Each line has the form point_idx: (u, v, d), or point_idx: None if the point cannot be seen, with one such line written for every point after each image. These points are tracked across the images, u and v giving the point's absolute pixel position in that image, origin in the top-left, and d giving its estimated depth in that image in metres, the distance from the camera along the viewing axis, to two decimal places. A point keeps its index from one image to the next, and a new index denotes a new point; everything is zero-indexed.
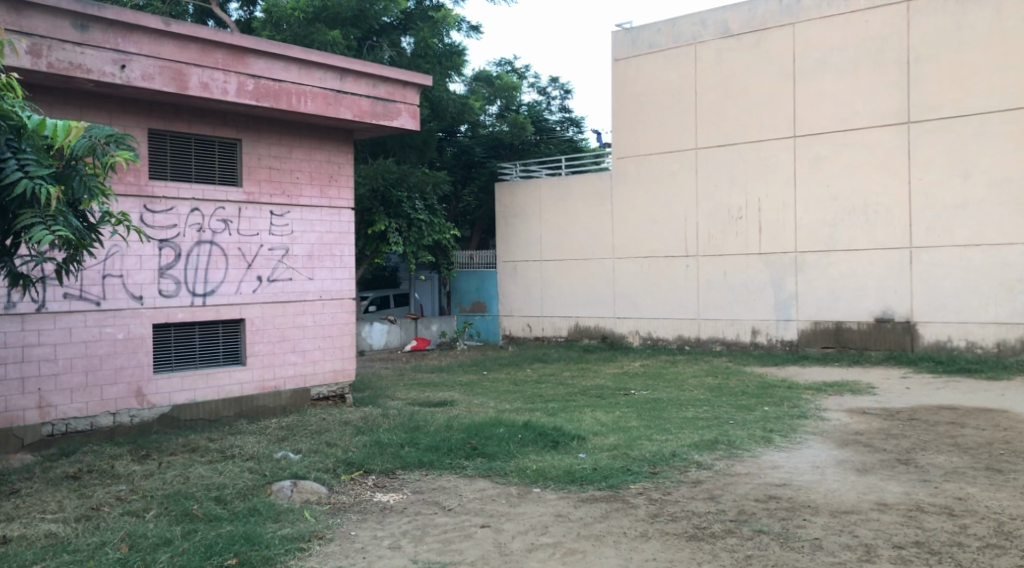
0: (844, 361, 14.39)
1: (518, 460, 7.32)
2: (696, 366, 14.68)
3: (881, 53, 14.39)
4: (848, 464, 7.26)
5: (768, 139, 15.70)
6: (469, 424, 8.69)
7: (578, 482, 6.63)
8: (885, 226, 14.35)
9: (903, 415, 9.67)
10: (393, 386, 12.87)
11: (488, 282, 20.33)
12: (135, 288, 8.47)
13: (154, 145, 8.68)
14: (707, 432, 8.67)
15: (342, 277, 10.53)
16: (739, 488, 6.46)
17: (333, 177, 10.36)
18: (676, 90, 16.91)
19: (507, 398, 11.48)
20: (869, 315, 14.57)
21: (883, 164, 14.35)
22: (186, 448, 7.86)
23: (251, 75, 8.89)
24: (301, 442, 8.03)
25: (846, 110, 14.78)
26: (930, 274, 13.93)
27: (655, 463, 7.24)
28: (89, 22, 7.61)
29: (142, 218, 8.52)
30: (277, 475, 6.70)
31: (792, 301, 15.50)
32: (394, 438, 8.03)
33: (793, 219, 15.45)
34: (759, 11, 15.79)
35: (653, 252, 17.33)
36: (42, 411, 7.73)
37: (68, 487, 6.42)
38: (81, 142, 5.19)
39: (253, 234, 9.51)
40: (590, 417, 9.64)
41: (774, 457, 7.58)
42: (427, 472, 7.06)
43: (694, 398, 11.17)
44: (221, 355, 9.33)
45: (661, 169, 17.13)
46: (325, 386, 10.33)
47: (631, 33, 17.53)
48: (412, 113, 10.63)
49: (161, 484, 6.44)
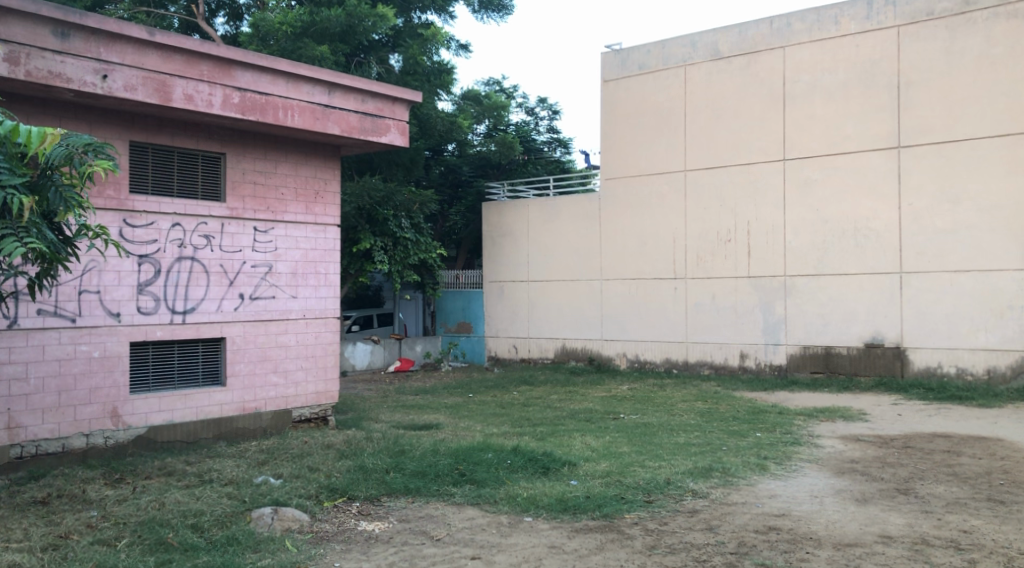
0: (834, 387, 14.25)
1: (508, 487, 7.07)
2: (686, 390, 14.47)
3: (871, 78, 14.44)
4: (846, 494, 7.08)
5: (758, 162, 15.67)
6: (457, 449, 8.44)
7: (571, 511, 6.39)
8: (875, 250, 14.31)
9: (898, 443, 9.52)
10: (376, 408, 12.57)
11: (474, 302, 20.12)
12: (112, 305, 8.18)
13: (135, 158, 8.43)
14: (701, 459, 8.46)
15: (327, 296, 10.28)
16: (737, 519, 6.25)
17: (318, 194, 10.14)
18: (666, 111, 16.87)
19: (494, 421, 11.22)
20: (859, 340, 14.49)
21: (872, 188, 14.35)
22: (162, 472, 7.54)
23: (237, 88, 8.69)
24: (282, 467, 7.73)
25: (836, 134, 14.79)
26: (920, 299, 13.88)
27: (650, 492, 7.01)
28: (71, 30, 7.39)
29: (121, 232, 8.24)
30: (256, 502, 6.40)
31: (781, 326, 15.39)
32: (379, 463, 7.75)
33: (782, 242, 15.39)
34: (749, 34, 15.83)
35: (642, 274, 17.19)
36: (10, 433, 7.38)
37: (35, 514, 6.09)
38: (59, 150, 4.96)
39: (236, 251, 9.26)
40: (580, 442, 9.40)
41: (770, 486, 7.38)
42: (413, 499, 6.79)
43: (684, 423, 10.96)
44: (201, 375, 9.03)
45: (651, 191, 17.04)
46: (308, 407, 10.04)
47: (620, 54, 17.50)
48: (401, 129, 10.45)
49: (134, 510, 6.12)
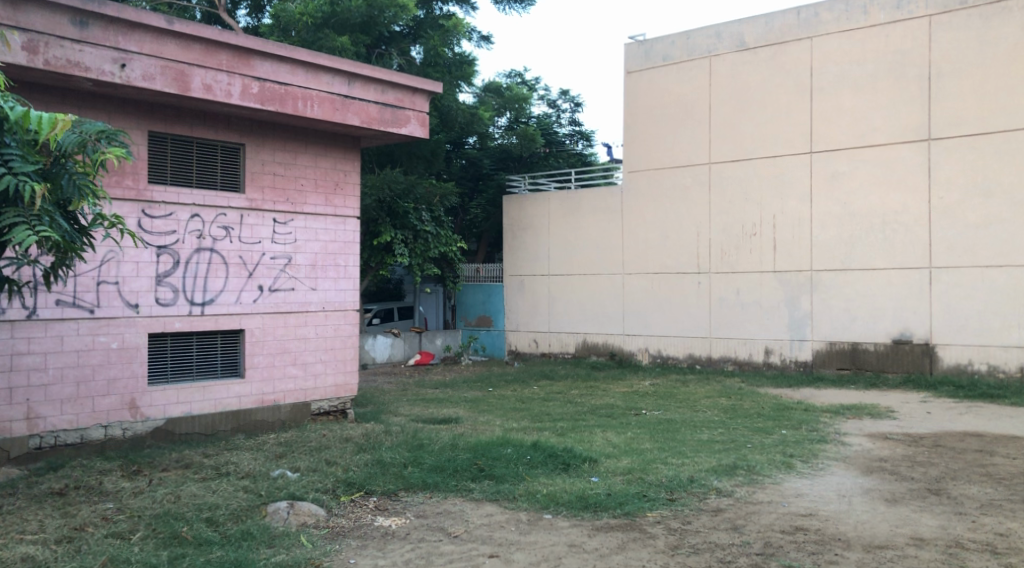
0: (860, 384, 13.97)
1: (528, 483, 6.94)
2: (709, 386, 14.25)
3: (901, 68, 14.11)
4: (876, 493, 6.87)
5: (784, 155, 15.39)
6: (476, 444, 8.32)
7: (592, 509, 6.25)
8: (904, 245, 13.99)
9: (927, 441, 9.27)
10: (396, 401, 12.49)
11: (494, 296, 20.00)
12: (130, 296, 8.15)
13: (154, 148, 8.38)
14: (725, 456, 8.27)
15: (346, 288, 10.19)
16: (763, 519, 6.07)
17: (338, 185, 10.05)
18: (689, 103, 16.62)
19: (514, 416, 11.09)
20: (886, 336, 14.20)
21: (902, 181, 14.03)
22: (179, 464, 7.50)
23: (256, 78, 8.61)
24: (300, 460, 7.65)
25: (864, 125, 14.47)
26: (950, 294, 13.55)
27: (672, 490, 6.85)
28: (89, 19, 7.32)
29: (140, 223, 8.20)
30: (272, 495, 6.32)
31: (806, 321, 15.12)
32: (397, 457, 7.65)
33: (808, 236, 15.11)
34: (776, 24, 15.53)
35: (665, 268, 16.97)
36: (29, 423, 7.37)
37: (51, 505, 6.06)
38: (71, 136, 4.88)
39: (255, 242, 9.20)
40: (601, 438, 9.25)
41: (797, 484, 7.19)
42: (431, 495, 6.68)
43: (708, 420, 10.76)
44: (219, 367, 8.99)
45: (674, 184, 16.81)
46: (327, 400, 9.97)
47: (644, 45, 17.27)
48: (421, 120, 10.33)
49: (150, 503, 6.06)
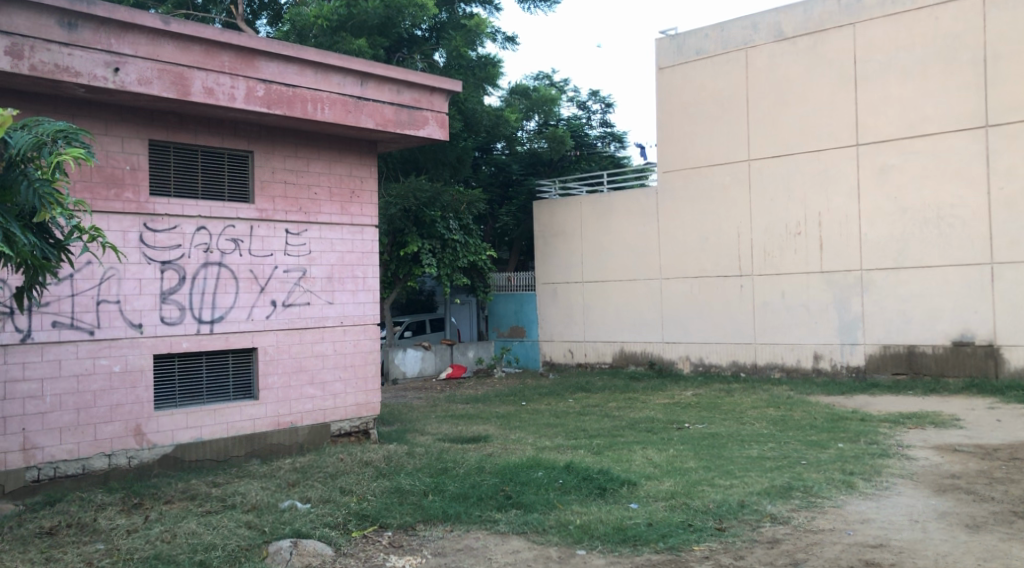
0: (919, 389, 13.04)
1: (559, 512, 6.25)
2: (755, 395, 13.42)
3: (954, 53, 13.19)
4: (953, 518, 6.04)
5: (828, 149, 14.52)
6: (503, 466, 7.67)
7: (631, 543, 5.54)
8: (962, 240, 13.06)
9: (1003, 454, 8.37)
10: (423, 419, 11.88)
11: (527, 305, 19.33)
12: (133, 315, 7.67)
13: (156, 158, 7.92)
14: (778, 475, 7.51)
15: (365, 301, 9.63)
16: (826, 552, 5.31)
17: (355, 193, 9.52)
18: (726, 98, 15.85)
19: (548, 433, 10.38)
20: (945, 338, 13.23)
21: (958, 172, 13.10)
22: (185, 496, 6.98)
23: (261, 80, 8.10)
24: (312, 489, 7.06)
25: (914, 114, 13.56)
26: (1015, 291, 12.56)
27: (722, 518, 6.10)
28: (79, 20, 6.87)
29: (142, 238, 7.73)
30: (276, 533, 5.74)
31: (858, 324, 14.19)
32: (418, 484, 7.03)
33: (857, 233, 14.20)
34: (815, 11, 14.68)
35: (704, 272, 16.16)
36: (25, 454, 6.90)
37: (34, 548, 5.55)
38: (25, 137, 4.54)
39: (266, 255, 8.69)
40: (639, 456, 8.53)
41: (860, 507, 6.41)
42: (452, 527, 6.02)
43: (756, 433, 9.95)
44: (231, 389, 8.47)
45: (712, 183, 16.02)
46: (348, 421, 9.42)
47: (675, 39, 16.52)
48: (440, 121, 9.76)
49: (141, 544, 5.51)
